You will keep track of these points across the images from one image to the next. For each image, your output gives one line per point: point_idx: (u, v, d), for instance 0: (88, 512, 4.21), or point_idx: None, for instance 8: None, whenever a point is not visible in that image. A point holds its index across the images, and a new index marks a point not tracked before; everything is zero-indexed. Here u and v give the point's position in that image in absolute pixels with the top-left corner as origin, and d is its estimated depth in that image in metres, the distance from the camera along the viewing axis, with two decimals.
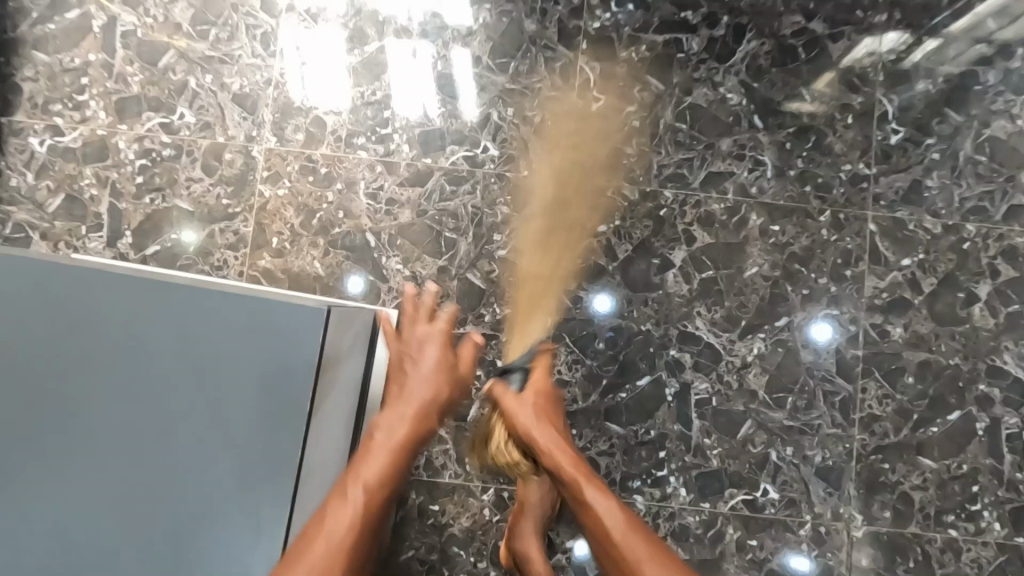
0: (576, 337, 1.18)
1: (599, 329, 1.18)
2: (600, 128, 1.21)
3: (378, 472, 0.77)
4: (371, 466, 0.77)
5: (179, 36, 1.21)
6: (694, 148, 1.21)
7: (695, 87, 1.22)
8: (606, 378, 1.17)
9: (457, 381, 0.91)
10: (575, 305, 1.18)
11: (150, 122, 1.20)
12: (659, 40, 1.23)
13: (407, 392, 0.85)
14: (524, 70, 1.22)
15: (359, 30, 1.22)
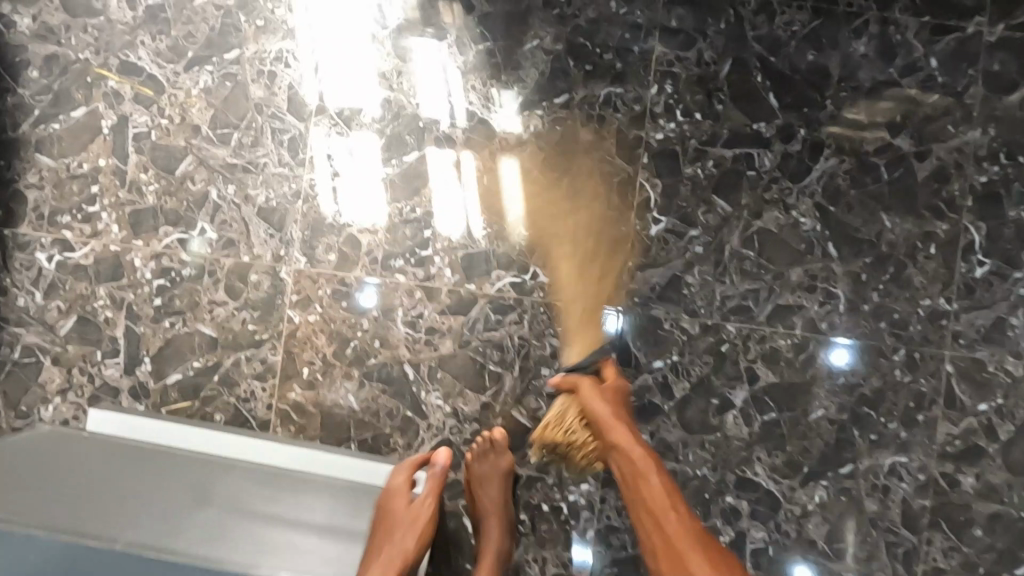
0: None
1: None
2: (660, 252, 1.11)
3: None
4: None
5: (198, 141, 1.10)
6: (761, 278, 1.11)
7: (765, 210, 1.11)
8: None
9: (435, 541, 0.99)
10: None
11: (168, 237, 1.10)
12: (728, 155, 1.11)
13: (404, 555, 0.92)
14: (579, 186, 1.11)
15: (397, 136, 1.10)
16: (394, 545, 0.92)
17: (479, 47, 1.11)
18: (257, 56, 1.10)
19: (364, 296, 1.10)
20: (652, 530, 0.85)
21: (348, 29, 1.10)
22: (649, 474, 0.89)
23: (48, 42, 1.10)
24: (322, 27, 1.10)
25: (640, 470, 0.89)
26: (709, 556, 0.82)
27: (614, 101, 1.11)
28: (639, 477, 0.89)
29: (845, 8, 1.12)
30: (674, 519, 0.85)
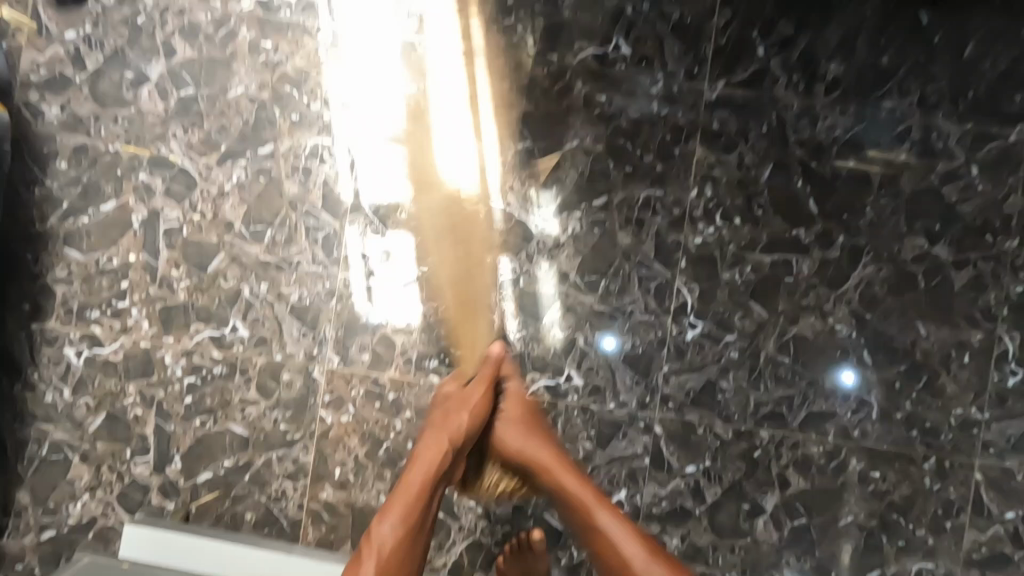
0: None
1: None
2: (695, 357, 1.11)
3: (420, 478, 0.91)
4: (415, 472, 0.92)
5: (231, 237, 1.08)
6: (796, 385, 1.11)
7: (802, 316, 1.11)
8: None
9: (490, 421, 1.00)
10: None
11: (199, 335, 1.08)
12: (766, 260, 1.11)
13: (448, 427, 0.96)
14: (616, 290, 1.10)
15: (433, 235, 1.09)
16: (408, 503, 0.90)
17: (518, 146, 1.09)
18: (292, 151, 1.08)
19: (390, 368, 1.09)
20: (591, 534, 0.90)
21: (386, 123, 1.09)
22: (601, 511, 0.91)
23: (77, 133, 1.07)
24: (360, 121, 1.08)
25: (551, 463, 0.97)
26: (654, 558, 0.87)
27: (654, 204, 1.10)
28: (586, 512, 0.92)
29: (887, 113, 1.11)
30: (611, 522, 0.90)
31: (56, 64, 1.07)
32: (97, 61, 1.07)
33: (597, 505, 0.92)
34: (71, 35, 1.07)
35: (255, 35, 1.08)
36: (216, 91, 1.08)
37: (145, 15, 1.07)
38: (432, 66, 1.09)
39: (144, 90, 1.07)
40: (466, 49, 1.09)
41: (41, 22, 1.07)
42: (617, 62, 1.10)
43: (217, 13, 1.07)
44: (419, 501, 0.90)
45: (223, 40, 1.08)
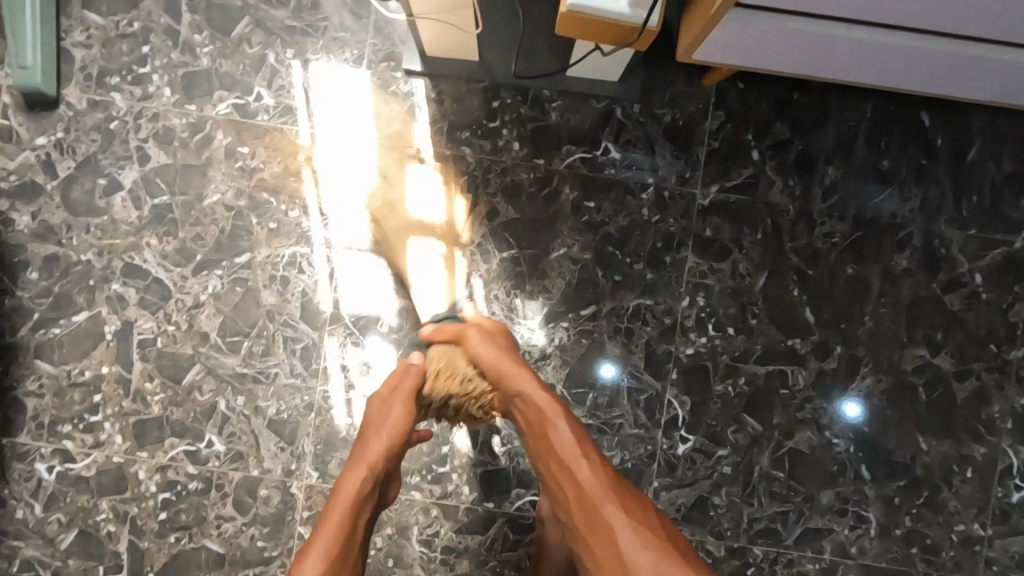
0: None
1: None
2: (687, 472, 1.07)
3: (354, 481, 0.87)
4: (349, 477, 0.88)
5: (206, 349, 1.05)
6: (791, 500, 1.07)
7: (797, 429, 1.07)
8: None
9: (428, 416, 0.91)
10: None
11: (174, 449, 1.05)
12: (760, 371, 1.07)
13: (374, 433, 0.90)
14: (604, 402, 1.06)
15: (414, 346, 1.05)
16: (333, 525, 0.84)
17: (504, 254, 1.05)
18: (269, 260, 1.04)
19: None
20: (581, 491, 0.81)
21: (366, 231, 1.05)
22: (574, 457, 0.83)
23: (48, 242, 1.04)
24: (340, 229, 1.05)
25: (558, 437, 0.84)
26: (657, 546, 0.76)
27: (644, 313, 1.06)
28: (567, 467, 0.83)
29: (887, 219, 1.07)
30: (587, 467, 0.82)
31: (27, 170, 1.04)
32: (69, 167, 1.04)
33: (582, 443, 0.84)
34: (42, 140, 1.04)
35: (231, 139, 1.04)
36: (191, 198, 1.04)
37: (118, 119, 1.04)
38: (415, 172, 1.05)
39: (117, 197, 1.04)
40: (449, 154, 1.05)
41: (11, 127, 1.03)
42: (607, 167, 1.06)
43: (192, 117, 1.04)
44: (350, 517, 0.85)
45: (198, 145, 1.04)
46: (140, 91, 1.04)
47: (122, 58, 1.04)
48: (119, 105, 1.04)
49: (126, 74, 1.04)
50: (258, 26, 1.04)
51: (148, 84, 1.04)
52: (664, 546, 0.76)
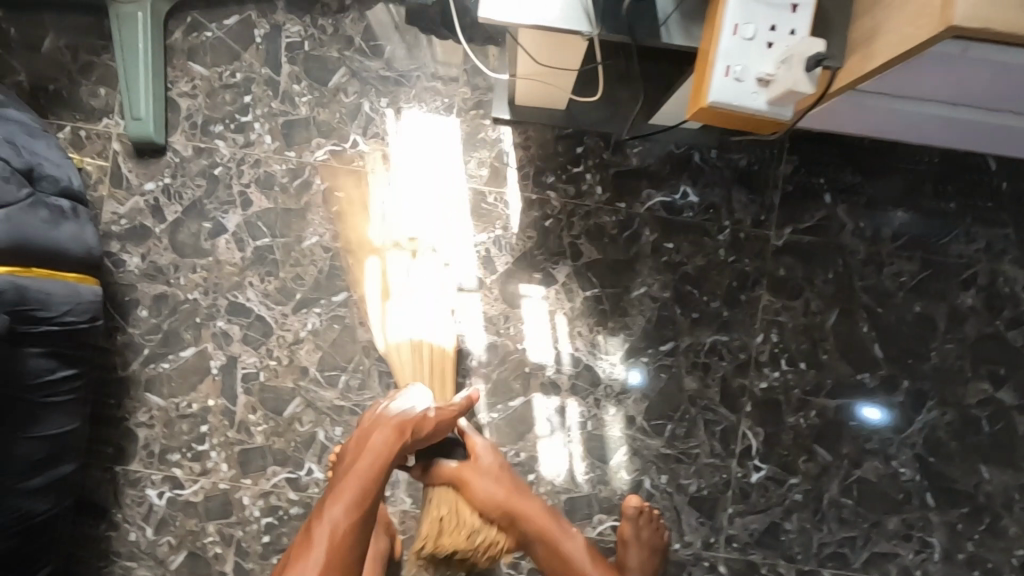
0: None
1: None
2: (759, 499, 1.13)
3: (367, 470, 0.92)
4: (361, 465, 0.93)
5: (306, 383, 1.11)
6: (858, 526, 1.13)
7: (865, 459, 1.12)
8: None
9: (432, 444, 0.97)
10: None
11: (276, 476, 1.11)
12: (830, 404, 1.12)
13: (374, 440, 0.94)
14: (681, 433, 1.12)
15: (502, 380, 1.11)
16: (325, 544, 0.88)
17: (587, 293, 1.11)
18: (365, 298, 1.10)
19: None
20: None
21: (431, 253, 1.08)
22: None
23: (157, 281, 1.10)
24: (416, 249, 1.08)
25: (567, 550, 1.01)
26: None
27: (720, 349, 1.12)
28: (566, 569, 1.01)
29: (955, 259, 1.11)
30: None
31: (136, 214, 1.09)
32: (176, 211, 1.10)
33: (586, 564, 1.01)
34: (151, 185, 1.09)
35: (329, 184, 1.10)
36: (292, 240, 1.10)
37: (222, 165, 1.09)
38: (502, 215, 1.10)
39: (221, 239, 1.10)
40: (535, 197, 1.10)
41: (122, 173, 1.09)
42: (686, 210, 1.11)
43: (292, 163, 1.09)
44: (366, 499, 0.91)
45: (297, 189, 1.10)
46: (242, 138, 1.09)
47: (226, 107, 1.09)
48: (223, 152, 1.09)
49: (229, 122, 1.09)
50: (353, 76, 1.09)
51: (250, 131, 1.09)
52: (562, 563, 1.01)
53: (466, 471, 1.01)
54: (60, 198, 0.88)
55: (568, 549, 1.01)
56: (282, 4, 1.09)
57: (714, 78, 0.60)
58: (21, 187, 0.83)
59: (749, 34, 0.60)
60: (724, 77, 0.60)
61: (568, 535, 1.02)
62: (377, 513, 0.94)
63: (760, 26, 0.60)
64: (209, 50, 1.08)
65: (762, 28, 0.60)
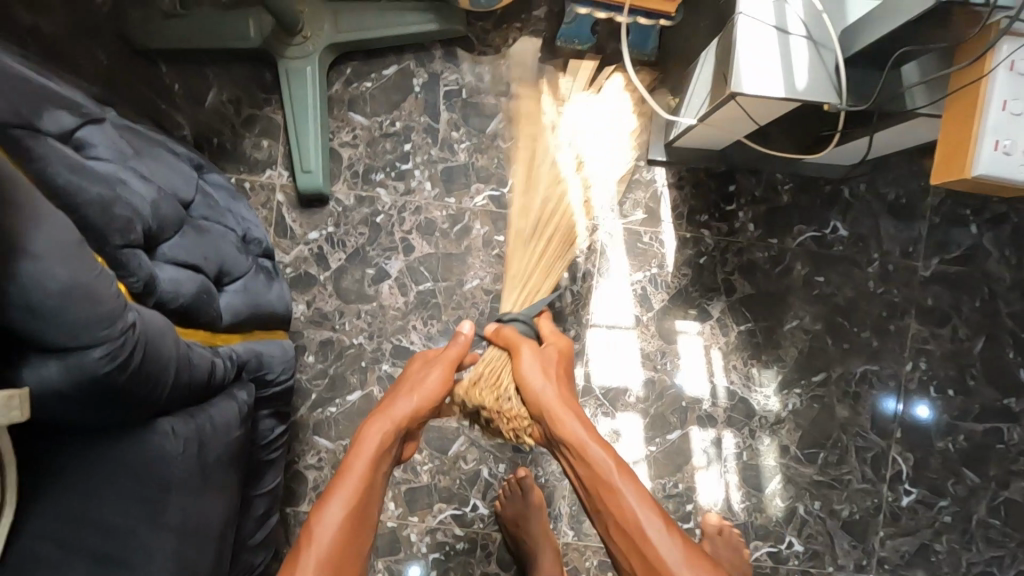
0: None
1: None
2: (909, 521, 1.16)
3: (372, 447, 0.79)
4: (367, 445, 0.79)
5: (470, 422, 1.14)
6: (1006, 545, 1.16)
7: (1012, 480, 1.16)
8: None
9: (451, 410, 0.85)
10: None
11: (442, 513, 1.14)
12: (977, 428, 1.16)
13: (390, 406, 0.82)
14: (833, 460, 1.16)
15: (661, 415, 1.14)
16: (359, 473, 0.77)
17: (741, 327, 1.14)
18: None
19: None
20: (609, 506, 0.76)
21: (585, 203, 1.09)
22: (615, 486, 0.76)
23: (323, 327, 1.12)
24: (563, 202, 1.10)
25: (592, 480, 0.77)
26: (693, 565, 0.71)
27: (870, 378, 1.15)
28: (605, 490, 0.76)
29: None
30: (629, 492, 0.75)
31: (301, 262, 1.12)
32: (340, 258, 1.12)
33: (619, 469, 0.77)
34: (314, 234, 1.12)
35: (488, 229, 1.12)
36: (453, 284, 1.12)
37: (383, 213, 1.12)
38: (657, 254, 1.13)
39: (385, 285, 1.12)
40: (689, 236, 1.13)
41: (286, 223, 1.12)
42: (836, 243, 1.13)
43: (452, 208, 1.12)
44: (366, 487, 0.77)
45: (458, 235, 1.12)
46: (403, 186, 1.12)
47: (387, 156, 1.11)
48: (384, 200, 1.12)
49: (390, 170, 1.11)
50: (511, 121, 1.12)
51: (411, 179, 1.12)
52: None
53: (571, 446, 0.79)
54: (263, 257, 0.90)
55: (565, 419, 0.79)
56: (439, 52, 1.11)
57: (984, 151, 0.64)
58: (247, 256, 0.83)
59: (1019, 108, 0.63)
60: (993, 150, 0.63)
61: (614, 491, 0.76)
62: (399, 449, 0.84)
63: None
64: (370, 100, 1.11)
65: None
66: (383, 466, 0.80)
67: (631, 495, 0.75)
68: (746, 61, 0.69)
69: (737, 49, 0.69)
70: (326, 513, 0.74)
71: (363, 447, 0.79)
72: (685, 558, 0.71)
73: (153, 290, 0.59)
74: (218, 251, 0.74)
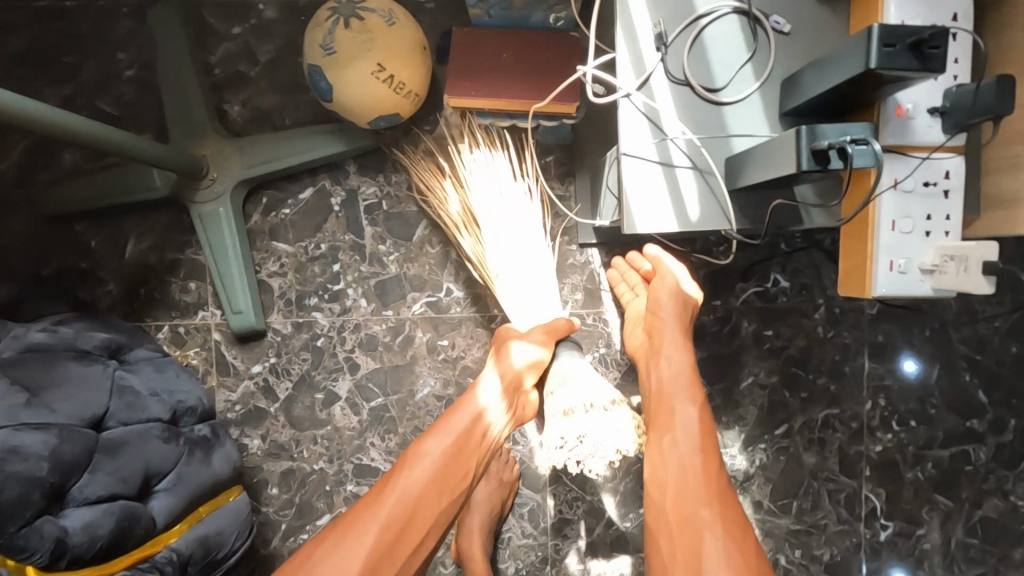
0: None
1: None
2: (890, 554, 1.17)
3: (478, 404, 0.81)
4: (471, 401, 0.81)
5: None
6: (986, 562, 1.18)
7: (985, 498, 1.17)
8: None
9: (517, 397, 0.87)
10: None
11: None
12: (944, 454, 1.16)
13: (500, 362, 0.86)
14: (808, 507, 1.16)
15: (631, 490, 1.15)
16: (467, 417, 0.79)
17: None
18: None
19: None
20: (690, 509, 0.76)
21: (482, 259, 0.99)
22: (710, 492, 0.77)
23: (281, 458, 1.11)
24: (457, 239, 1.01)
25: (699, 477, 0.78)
26: None
27: (832, 422, 1.16)
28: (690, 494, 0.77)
29: None
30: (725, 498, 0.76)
31: (249, 398, 1.11)
32: (288, 388, 1.11)
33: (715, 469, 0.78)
34: (258, 367, 1.11)
35: (431, 335, 1.11)
36: (405, 395, 1.11)
37: (323, 336, 1.11)
38: (603, 333, 1.12)
39: (337, 406, 1.11)
40: None
41: (227, 361, 1.10)
42: (779, 296, 1.13)
43: (391, 321, 1.11)
44: (464, 442, 0.77)
45: (402, 345, 1.11)
46: (338, 306, 1.10)
47: (317, 279, 1.10)
48: (322, 323, 1.10)
49: (322, 293, 1.10)
50: (436, 225, 1.10)
51: (345, 298, 1.10)
52: None
53: (655, 409, 0.85)
54: (199, 424, 0.90)
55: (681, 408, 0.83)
56: (353, 167, 1.09)
57: (892, 277, 0.73)
58: (178, 438, 0.82)
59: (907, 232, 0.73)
60: (890, 272, 0.74)
61: (700, 489, 0.77)
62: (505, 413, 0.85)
63: (915, 224, 0.73)
64: (291, 227, 1.09)
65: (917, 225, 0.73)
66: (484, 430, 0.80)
67: (688, 483, 0.78)
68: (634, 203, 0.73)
69: (626, 192, 0.72)
70: (416, 468, 0.74)
71: (470, 401, 0.81)
72: (730, 558, 0.71)
73: (64, 551, 0.64)
74: (137, 458, 0.74)
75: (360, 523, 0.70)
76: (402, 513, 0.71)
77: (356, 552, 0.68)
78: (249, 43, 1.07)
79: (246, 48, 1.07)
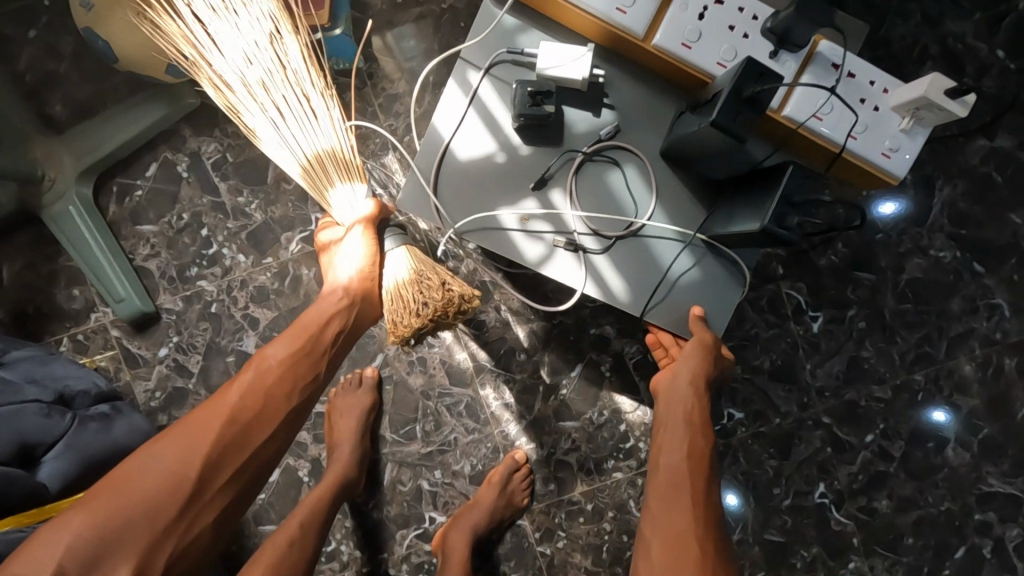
0: (886, 540, 1.16)
1: (905, 525, 1.16)
2: (829, 344, 1.16)
3: (286, 346, 0.81)
4: (279, 345, 0.81)
5: (388, 448, 1.15)
6: (927, 322, 1.16)
7: (906, 261, 1.15)
8: (926, 567, 1.15)
9: (340, 337, 0.85)
10: (873, 513, 1.16)
11: (407, 538, 1.14)
12: (851, 230, 1.16)
13: (303, 317, 0.86)
14: (734, 323, 1.16)
15: (555, 357, 1.16)
16: (277, 358, 0.79)
17: None
18: (402, 350, 1.15)
19: (575, 481, 1.16)
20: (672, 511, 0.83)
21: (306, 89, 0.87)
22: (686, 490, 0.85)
23: None
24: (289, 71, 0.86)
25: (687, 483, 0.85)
26: None
27: None
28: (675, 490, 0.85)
29: (900, 43, 1.13)
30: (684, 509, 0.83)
31: (165, 381, 1.11)
32: (198, 359, 1.12)
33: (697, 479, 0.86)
34: (164, 350, 1.12)
35: (316, 269, 1.12)
36: None
37: (215, 301, 1.11)
38: None
39: None
40: None
41: (133, 353, 1.11)
42: None
43: (274, 267, 1.12)
44: (276, 380, 0.77)
45: (292, 287, 1.12)
46: (219, 268, 1.11)
47: (190, 249, 1.11)
48: (210, 289, 1.11)
49: (200, 261, 1.11)
50: None
51: (223, 259, 1.11)
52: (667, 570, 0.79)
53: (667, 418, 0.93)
54: (97, 404, 0.91)
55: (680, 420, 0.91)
56: (189, 131, 1.11)
57: (884, 158, 0.88)
58: (64, 414, 0.85)
59: (867, 129, 0.88)
60: (892, 158, 0.88)
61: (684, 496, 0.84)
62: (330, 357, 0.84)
63: (867, 120, 0.87)
64: (149, 206, 1.10)
65: (867, 121, 0.87)
66: (331, 327, 0.84)
67: (678, 493, 0.84)
68: (619, 295, 0.92)
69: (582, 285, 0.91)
70: (258, 372, 0.77)
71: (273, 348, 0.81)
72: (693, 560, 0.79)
73: None
74: (10, 431, 0.79)
75: (209, 418, 0.72)
76: (247, 406, 0.74)
77: (176, 456, 0.68)
78: (50, 42, 1.08)
79: (50, 48, 1.08)
